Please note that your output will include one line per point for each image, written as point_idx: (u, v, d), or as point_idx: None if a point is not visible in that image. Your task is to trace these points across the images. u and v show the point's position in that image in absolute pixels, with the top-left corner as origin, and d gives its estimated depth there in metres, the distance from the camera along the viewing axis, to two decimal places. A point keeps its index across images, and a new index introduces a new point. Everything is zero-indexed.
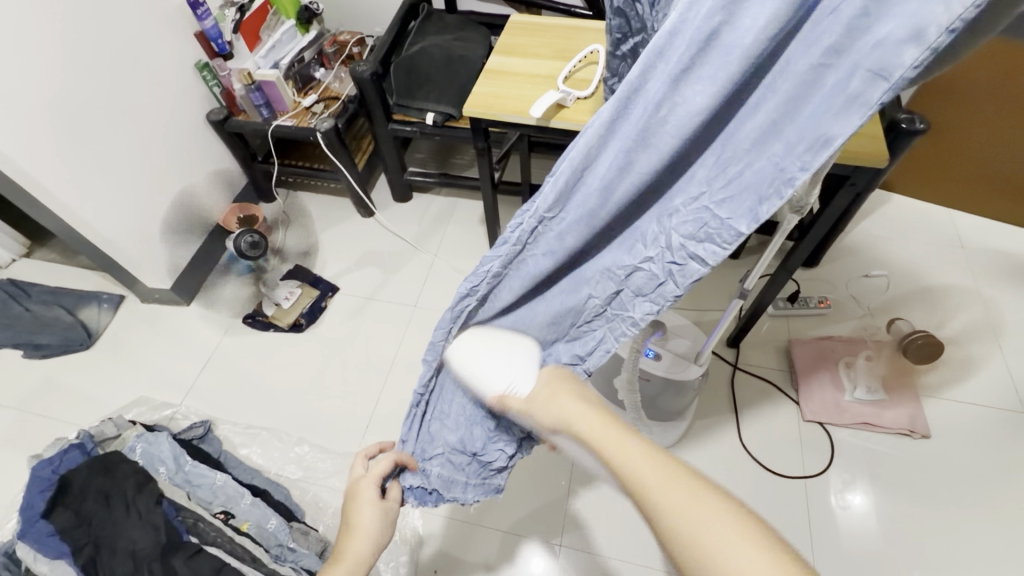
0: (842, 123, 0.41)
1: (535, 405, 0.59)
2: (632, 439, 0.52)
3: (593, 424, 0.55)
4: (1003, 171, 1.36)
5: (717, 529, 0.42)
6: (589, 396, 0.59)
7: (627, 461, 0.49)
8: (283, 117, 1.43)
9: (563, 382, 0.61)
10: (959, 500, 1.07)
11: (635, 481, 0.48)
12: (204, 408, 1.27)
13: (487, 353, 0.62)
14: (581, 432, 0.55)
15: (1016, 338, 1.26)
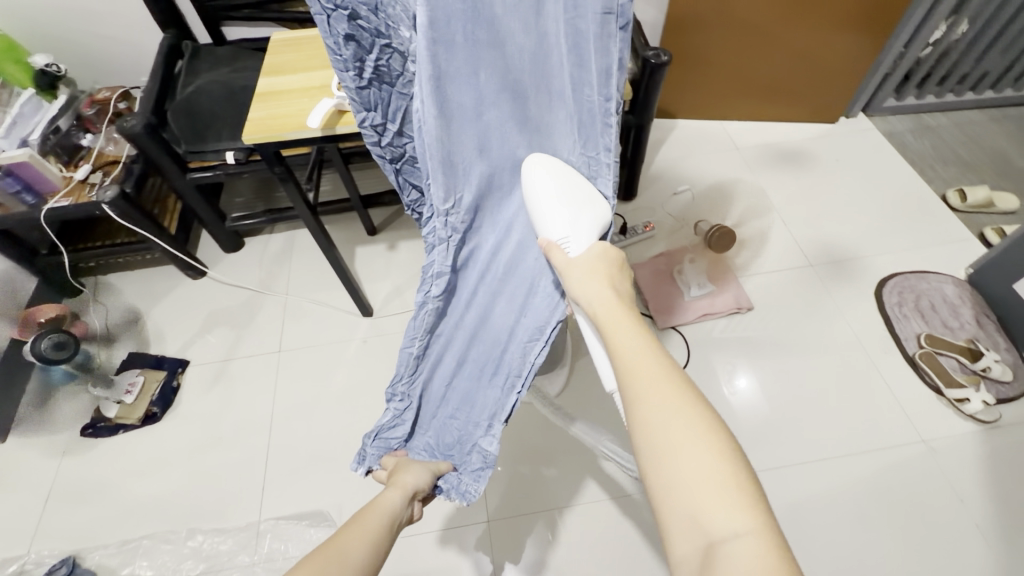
0: (608, 50, 0.55)
1: (574, 268, 0.59)
2: (640, 333, 0.52)
3: (613, 309, 0.54)
4: (744, 80, 1.65)
5: (690, 433, 0.44)
6: (623, 284, 0.58)
7: (632, 367, 0.49)
8: (53, 198, 1.24)
9: (607, 265, 0.59)
10: (786, 349, 1.30)
11: (635, 371, 0.48)
12: (62, 545, 1.09)
13: (555, 194, 0.61)
14: (597, 315, 0.55)
15: (791, 208, 1.54)
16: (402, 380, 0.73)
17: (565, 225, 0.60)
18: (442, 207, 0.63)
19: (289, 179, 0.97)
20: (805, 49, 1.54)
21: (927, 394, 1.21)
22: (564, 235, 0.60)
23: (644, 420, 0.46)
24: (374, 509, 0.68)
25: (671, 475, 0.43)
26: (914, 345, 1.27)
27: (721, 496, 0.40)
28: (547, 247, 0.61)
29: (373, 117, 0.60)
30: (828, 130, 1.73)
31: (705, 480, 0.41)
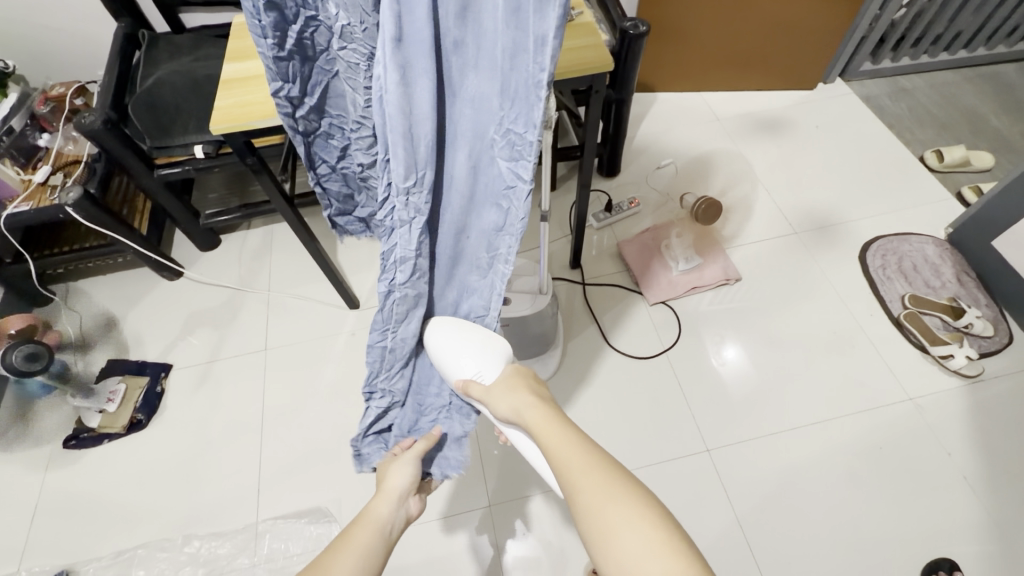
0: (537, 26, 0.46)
1: (492, 394, 0.68)
2: (566, 429, 0.61)
3: (540, 413, 0.64)
4: (724, 48, 1.63)
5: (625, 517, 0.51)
6: (544, 394, 0.68)
7: (563, 457, 0.58)
8: (13, 203, 1.19)
9: (525, 382, 0.69)
10: (775, 317, 1.31)
11: (567, 470, 0.57)
12: (53, 560, 1.06)
13: (464, 345, 0.72)
14: (529, 423, 0.63)
15: (774, 177, 1.54)
16: (379, 375, 0.77)
17: (479, 364, 0.71)
18: (402, 185, 0.57)
19: (263, 169, 0.92)
20: (782, 15, 1.53)
21: (913, 353, 1.23)
22: (477, 371, 0.71)
23: (587, 509, 0.53)
24: (361, 523, 0.65)
25: (614, 555, 0.50)
26: (899, 306, 1.29)
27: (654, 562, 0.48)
28: (463, 386, 0.71)
29: (349, 53, 0.54)
30: (807, 97, 1.73)
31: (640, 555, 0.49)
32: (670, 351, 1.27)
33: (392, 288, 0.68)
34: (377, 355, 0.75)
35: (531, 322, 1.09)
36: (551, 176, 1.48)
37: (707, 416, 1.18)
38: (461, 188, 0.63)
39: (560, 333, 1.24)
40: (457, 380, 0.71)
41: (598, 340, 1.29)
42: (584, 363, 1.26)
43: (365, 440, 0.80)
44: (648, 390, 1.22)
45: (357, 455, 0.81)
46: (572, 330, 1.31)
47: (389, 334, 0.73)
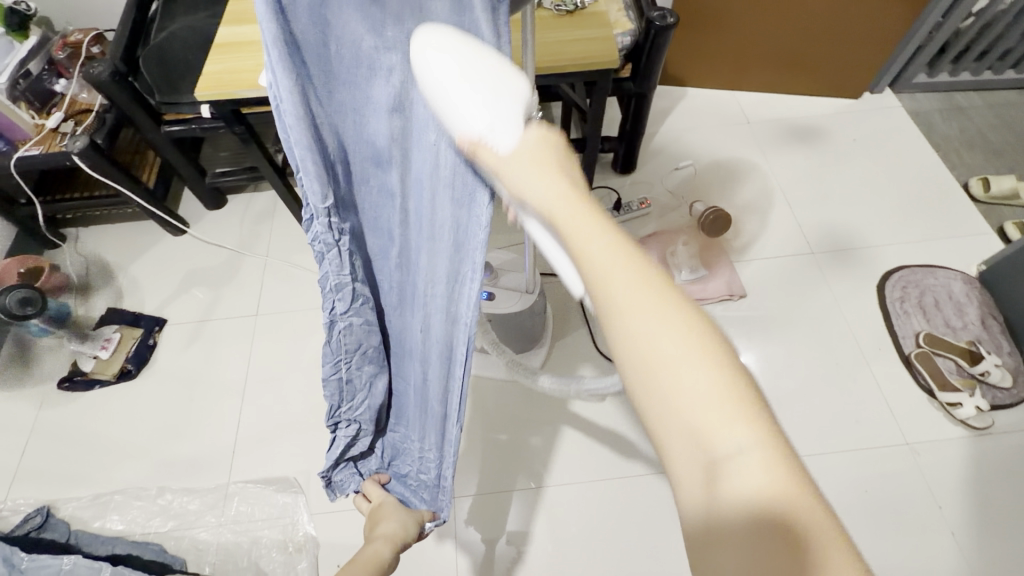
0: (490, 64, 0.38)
1: (511, 168, 0.37)
2: (618, 246, 0.33)
3: (574, 209, 0.34)
4: (765, 45, 1.52)
5: (675, 346, 0.31)
6: (580, 176, 0.37)
7: (594, 259, 0.33)
8: (25, 146, 1.20)
9: (558, 151, 0.38)
10: (776, 339, 1.24)
11: (613, 302, 0.32)
12: (37, 494, 1.11)
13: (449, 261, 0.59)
14: (560, 218, 0.34)
15: (798, 190, 1.45)
16: (340, 407, 0.70)
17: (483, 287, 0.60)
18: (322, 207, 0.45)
19: (251, 139, 0.91)
20: (832, 15, 1.41)
21: (918, 395, 1.16)
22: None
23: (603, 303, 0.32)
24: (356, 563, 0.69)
25: (651, 400, 0.31)
26: (911, 344, 1.21)
27: (748, 456, 0.29)
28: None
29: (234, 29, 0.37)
30: (848, 106, 1.61)
31: (708, 419, 0.29)
32: None
33: (335, 321, 0.59)
34: (334, 391, 0.67)
35: (513, 320, 1.06)
36: (561, 167, 1.42)
37: None
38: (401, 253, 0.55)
39: (547, 331, 1.21)
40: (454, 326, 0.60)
41: (586, 342, 1.25)
42: (569, 364, 1.23)
43: (342, 471, 0.81)
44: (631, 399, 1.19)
45: (329, 484, 0.80)
46: (560, 329, 1.27)
47: (342, 366, 0.65)
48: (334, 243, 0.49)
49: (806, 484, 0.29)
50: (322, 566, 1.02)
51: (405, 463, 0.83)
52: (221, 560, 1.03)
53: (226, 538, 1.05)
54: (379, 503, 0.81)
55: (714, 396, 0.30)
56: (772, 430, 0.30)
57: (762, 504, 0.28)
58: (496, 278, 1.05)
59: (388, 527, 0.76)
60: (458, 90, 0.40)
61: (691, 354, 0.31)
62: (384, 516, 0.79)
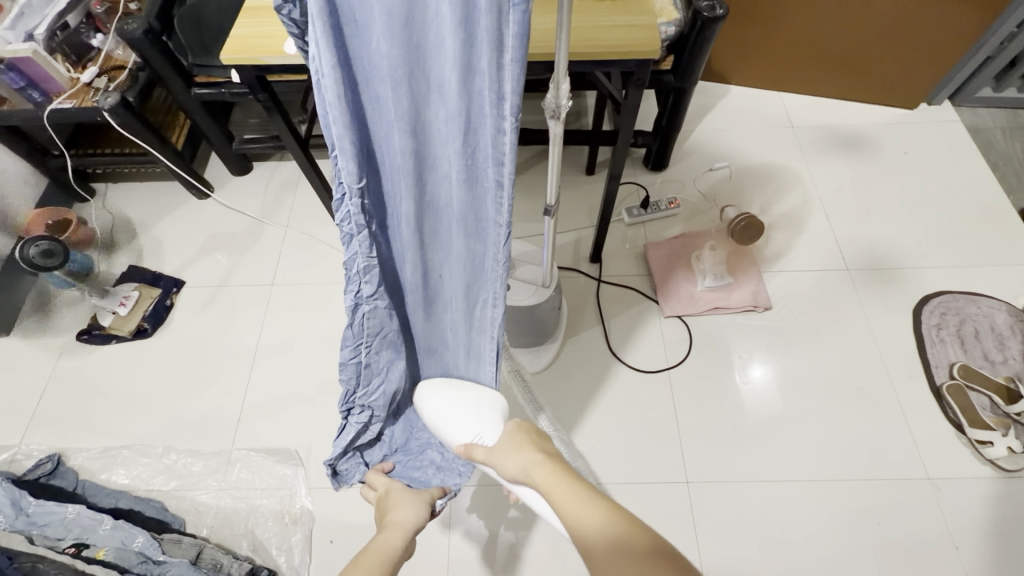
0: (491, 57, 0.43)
1: (496, 455, 0.66)
2: (580, 493, 0.59)
3: (545, 472, 0.62)
4: (818, 45, 1.43)
5: (627, 565, 0.52)
6: (547, 446, 0.66)
7: (568, 503, 0.58)
8: (58, 99, 1.21)
9: (527, 431, 0.68)
10: (798, 356, 1.19)
11: (587, 540, 0.55)
12: (50, 441, 1.14)
13: (457, 422, 0.71)
14: (536, 480, 0.61)
15: (838, 202, 1.38)
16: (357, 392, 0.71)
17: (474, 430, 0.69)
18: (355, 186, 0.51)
19: (275, 107, 0.89)
20: (894, 18, 1.32)
21: (946, 429, 1.10)
22: (478, 435, 0.69)
23: (589, 549, 0.54)
24: (371, 554, 0.68)
25: None
26: (944, 375, 1.15)
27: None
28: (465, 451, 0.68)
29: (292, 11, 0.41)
30: (901, 117, 1.51)
31: None
32: (674, 369, 1.18)
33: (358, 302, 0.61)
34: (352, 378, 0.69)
35: (526, 313, 1.03)
36: (590, 159, 1.38)
37: (697, 445, 1.11)
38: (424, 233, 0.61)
39: (560, 327, 1.18)
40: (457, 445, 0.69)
41: (599, 342, 1.22)
42: (580, 363, 1.20)
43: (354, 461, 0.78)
44: (640, 404, 1.15)
45: (335, 473, 0.78)
46: (574, 326, 1.24)
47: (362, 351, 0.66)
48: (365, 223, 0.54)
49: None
50: (316, 542, 1.03)
51: (417, 442, 0.82)
52: (219, 524, 1.04)
53: (225, 503, 1.06)
54: (385, 489, 0.77)
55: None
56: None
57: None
58: (512, 270, 1.03)
59: (397, 519, 0.72)
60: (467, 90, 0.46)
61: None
62: (394, 504, 0.75)
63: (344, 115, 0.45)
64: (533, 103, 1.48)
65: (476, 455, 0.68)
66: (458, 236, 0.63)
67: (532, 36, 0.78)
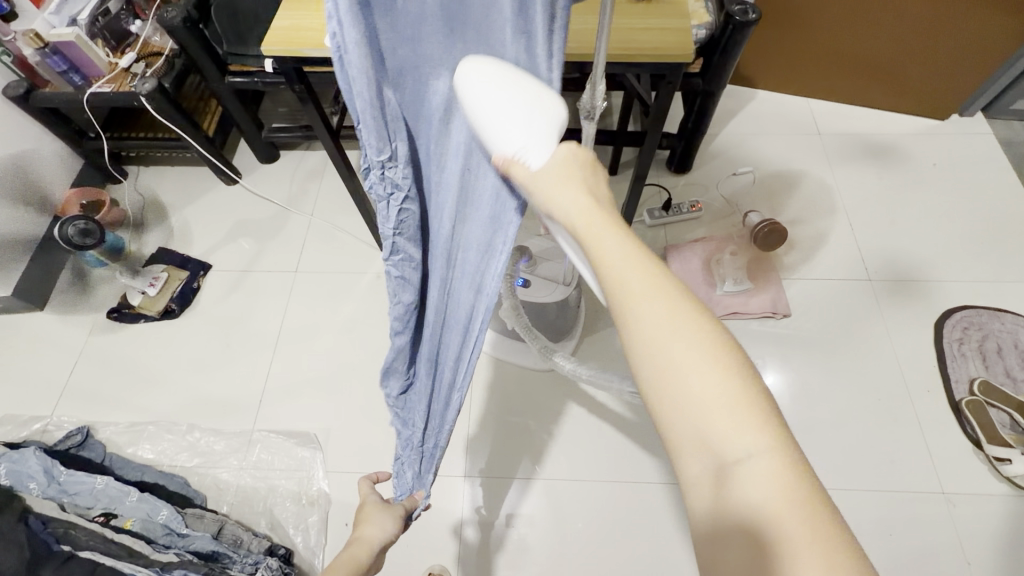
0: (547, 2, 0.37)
1: (543, 182, 0.41)
2: (624, 239, 0.39)
3: (595, 216, 0.40)
4: (851, 51, 1.42)
5: (692, 360, 0.35)
6: (605, 194, 0.43)
7: (611, 270, 0.38)
8: (98, 83, 1.24)
9: (581, 171, 0.43)
10: (817, 364, 1.19)
11: (629, 300, 0.37)
12: (80, 414, 1.18)
13: (502, 96, 0.39)
14: (577, 229, 0.40)
15: (863, 212, 1.37)
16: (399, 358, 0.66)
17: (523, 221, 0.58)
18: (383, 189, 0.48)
19: (310, 98, 0.91)
20: (931, 27, 1.30)
21: (963, 444, 1.09)
22: (520, 229, 0.57)
23: (632, 340, 0.37)
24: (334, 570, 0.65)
25: (675, 404, 0.35)
26: (964, 390, 1.14)
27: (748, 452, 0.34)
28: (516, 238, 0.58)
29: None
30: (932, 127, 1.49)
31: (714, 410, 0.35)
32: None
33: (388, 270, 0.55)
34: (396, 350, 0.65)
35: (546, 310, 1.05)
36: (613, 159, 1.38)
37: None
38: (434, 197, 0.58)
39: (578, 326, 1.19)
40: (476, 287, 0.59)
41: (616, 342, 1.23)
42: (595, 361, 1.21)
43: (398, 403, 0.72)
44: None
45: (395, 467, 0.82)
46: (592, 325, 1.25)
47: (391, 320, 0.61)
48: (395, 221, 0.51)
49: (820, 503, 0.33)
50: (331, 524, 1.05)
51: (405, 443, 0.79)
52: (239, 501, 1.08)
53: (245, 482, 1.09)
54: (361, 503, 0.77)
55: (730, 405, 0.35)
56: (785, 444, 0.34)
57: (768, 511, 0.32)
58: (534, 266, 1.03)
59: (369, 531, 0.72)
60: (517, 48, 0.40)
61: (704, 366, 0.35)
62: (366, 518, 0.74)
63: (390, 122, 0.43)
64: (558, 102, 1.48)
65: (522, 250, 0.58)
66: None
67: (566, 36, 0.79)
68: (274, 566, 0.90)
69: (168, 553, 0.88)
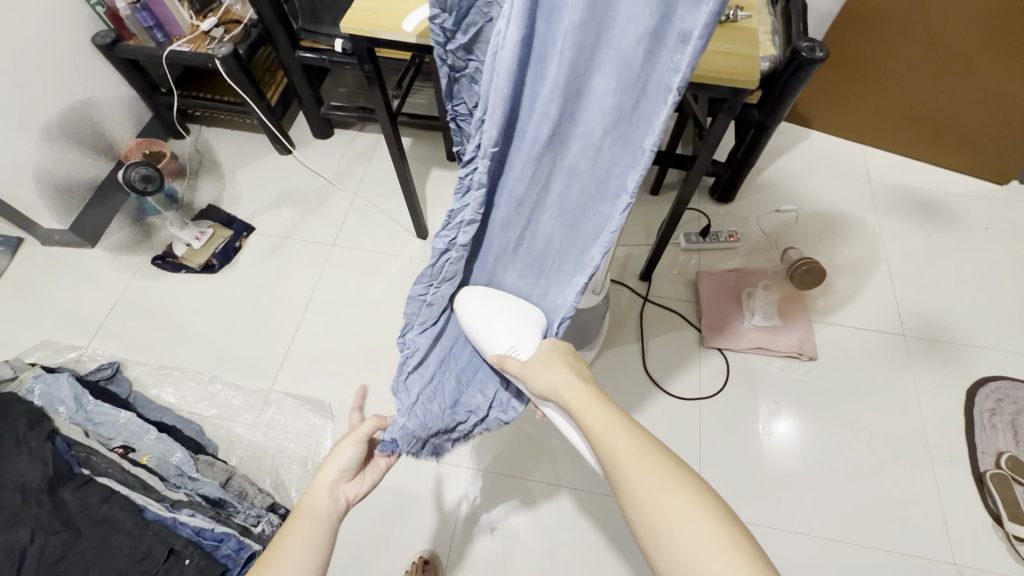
0: (702, 12, 0.43)
1: (534, 371, 0.62)
2: (605, 408, 0.54)
3: (581, 396, 0.56)
4: (912, 104, 1.40)
5: (676, 508, 0.45)
6: (585, 371, 0.61)
7: (603, 433, 0.52)
8: (178, 42, 1.31)
9: (562, 352, 0.64)
10: (837, 413, 1.16)
11: (613, 452, 0.50)
12: (113, 349, 1.23)
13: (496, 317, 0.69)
14: (568, 403, 0.56)
15: (906, 266, 1.34)
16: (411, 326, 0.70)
17: (517, 338, 0.66)
18: (489, 149, 0.57)
19: (376, 80, 0.94)
20: (997, 86, 1.27)
21: (983, 518, 1.05)
22: (513, 344, 0.66)
23: (629, 489, 0.48)
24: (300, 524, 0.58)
25: (667, 552, 0.44)
26: (990, 462, 1.10)
27: (712, 553, 0.42)
28: (498, 361, 0.65)
29: (446, 19, 0.51)
30: (989, 190, 1.45)
31: (701, 551, 0.43)
32: (705, 400, 1.18)
33: (450, 247, 0.65)
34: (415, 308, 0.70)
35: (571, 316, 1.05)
36: (657, 179, 1.39)
37: (717, 481, 1.10)
38: (516, 202, 0.64)
39: (601, 336, 1.19)
40: (492, 354, 0.67)
41: (635, 359, 1.23)
42: (612, 375, 1.21)
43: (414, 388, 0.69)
44: (664, 427, 1.15)
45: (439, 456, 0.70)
46: (613, 338, 1.25)
47: (432, 289, 0.68)
48: (484, 185, 0.60)
49: None
50: None
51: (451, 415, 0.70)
52: (247, 457, 1.11)
53: (256, 439, 1.12)
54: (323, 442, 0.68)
55: (716, 549, 0.43)
56: (736, 534, 0.44)
57: None
58: None
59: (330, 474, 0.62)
60: (649, 56, 0.48)
61: (689, 513, 0.45)
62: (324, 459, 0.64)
63: (503, 87, 0.51)
64: None
65: (510, 369, 0.64)
66: (554, 226, 0.66)
67: None
68: (275, 521, 0.92)
69: (178, 492, 0.91)
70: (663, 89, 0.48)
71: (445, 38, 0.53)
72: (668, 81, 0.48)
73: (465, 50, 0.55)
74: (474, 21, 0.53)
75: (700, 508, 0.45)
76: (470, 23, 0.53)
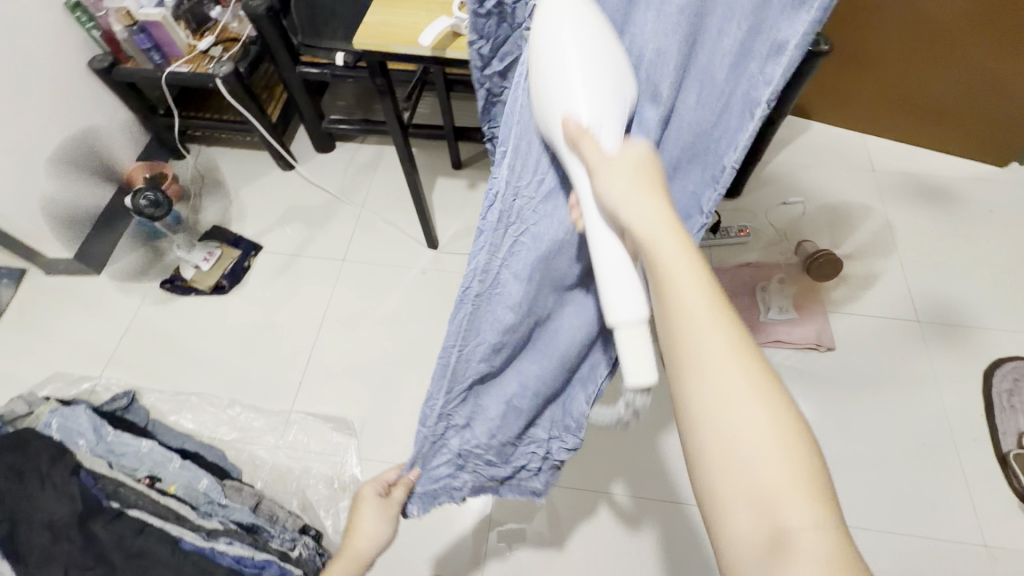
0: (800, 22, 0.42)
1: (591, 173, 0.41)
2: (739, 355, 0.36)
3: (669, 235, 0.39)
4: (909, 92, 1.42)
5: (761, 428, 0.35)
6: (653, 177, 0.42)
7: (680, 296, 0.37)
8: (176, 62, 1.29)
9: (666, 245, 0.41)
10: (859, 402, 1.17)
11: (691, 320, 0.37)
12: (128, 378, 1.21)
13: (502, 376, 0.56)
14: (642, 246, 0.39)
15: (916, 252, 1.35)
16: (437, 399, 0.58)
17: (602, 105, 0.42)
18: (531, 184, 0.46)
19: (388, 92, 0.94)
20: (993, 70, 1.29)
21: (1008, 498, 1.06)
22: (607, 284, 0.42)
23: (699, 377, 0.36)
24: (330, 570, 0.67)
25: (738, 462, 0.35)
26: (1011, 442, 1.11)
27: (788, 497, 0.34)
28: (600, 312, 0.43)
29: (483, 45, 0.48)
30: (991, 173, 1.47)
31: (777, 487, 0.34)
32: None
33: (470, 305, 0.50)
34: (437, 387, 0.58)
35: None
36: None
37: None
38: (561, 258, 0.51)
39: None
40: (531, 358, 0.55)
41: None
42: None
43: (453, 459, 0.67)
44: None
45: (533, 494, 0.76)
46: None
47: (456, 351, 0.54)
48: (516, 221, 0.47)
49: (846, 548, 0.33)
50: None
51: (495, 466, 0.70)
52: (272, 479, 1.09)
53: (279, 461, 1.11)
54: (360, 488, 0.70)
55: (797, 494, 0.34)
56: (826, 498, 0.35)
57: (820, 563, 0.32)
58: None
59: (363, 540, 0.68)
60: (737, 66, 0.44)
61: (777, 440, 0.35)
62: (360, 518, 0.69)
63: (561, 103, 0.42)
64: None
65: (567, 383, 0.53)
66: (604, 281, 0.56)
67: None
68: (310, 544, 0.93)
69: (212, 520, 0.90)
70: (749, 104, 0.45)
71: (482, 64, 0.50)
72: (753, 93, 0.45)
73: (500, 75, 0.52)
74: (511, 51, 0.50)
75: (822, 514, 0.34)
76: (508, 51, 0.50)
